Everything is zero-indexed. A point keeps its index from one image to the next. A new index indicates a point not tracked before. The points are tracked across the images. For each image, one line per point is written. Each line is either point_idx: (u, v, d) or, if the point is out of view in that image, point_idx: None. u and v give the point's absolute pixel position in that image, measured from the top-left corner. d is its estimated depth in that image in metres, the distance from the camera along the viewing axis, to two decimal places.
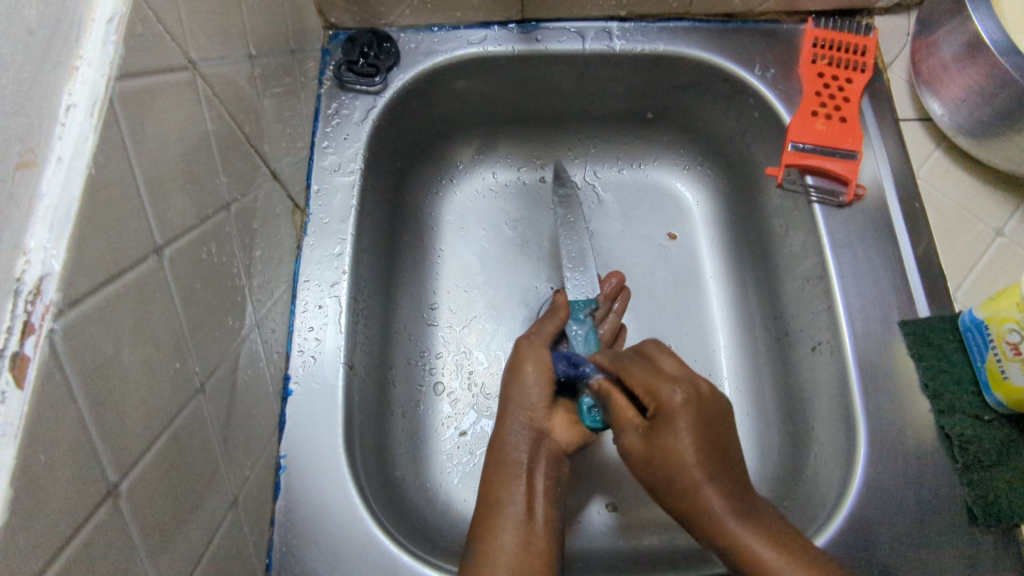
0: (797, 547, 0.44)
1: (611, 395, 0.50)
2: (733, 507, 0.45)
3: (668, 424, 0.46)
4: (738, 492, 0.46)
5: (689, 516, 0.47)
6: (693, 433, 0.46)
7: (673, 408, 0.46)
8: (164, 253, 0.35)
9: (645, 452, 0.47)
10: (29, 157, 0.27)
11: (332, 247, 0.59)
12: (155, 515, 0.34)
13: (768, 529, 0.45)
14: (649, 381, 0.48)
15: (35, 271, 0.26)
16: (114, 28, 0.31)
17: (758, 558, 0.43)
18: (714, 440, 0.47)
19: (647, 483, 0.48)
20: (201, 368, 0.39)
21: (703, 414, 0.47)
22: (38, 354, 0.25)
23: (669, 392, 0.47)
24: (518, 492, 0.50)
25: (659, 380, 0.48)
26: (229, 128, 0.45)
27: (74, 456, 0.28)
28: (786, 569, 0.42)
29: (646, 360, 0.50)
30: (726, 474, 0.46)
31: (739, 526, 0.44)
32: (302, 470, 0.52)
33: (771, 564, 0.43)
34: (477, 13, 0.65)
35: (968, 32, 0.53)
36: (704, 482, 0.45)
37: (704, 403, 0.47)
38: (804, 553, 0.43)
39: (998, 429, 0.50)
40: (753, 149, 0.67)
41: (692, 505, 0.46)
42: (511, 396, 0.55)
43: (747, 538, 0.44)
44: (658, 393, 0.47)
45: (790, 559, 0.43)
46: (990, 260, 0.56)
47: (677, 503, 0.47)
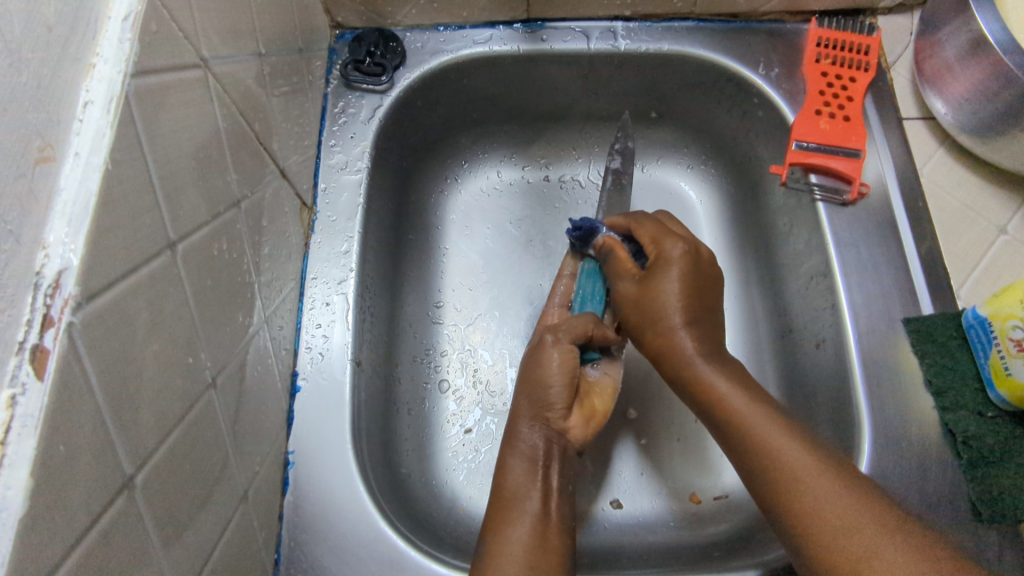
0: (756, 390, 0.49)
1: (616, 249, 0.58)
2: (705, 352, 0.51)
3: (663, 269, 0.53)
4: (713, 350, 0.51)
5: (664, 359, 0.52)
6: (681, 280, 0.52)
7: (671, 257, 0.53)
8: (177, 249, 0.36)
9: (636, 293, 0.54)
10: (48, 153, 0.27)
11: (339, 244, 0.60)
12: (168, 507, 0.34)
13: (732, 370, 0.50)
14: (656, 234, 0.56)
15: (55, 265, 0.26)
16: (130, 26, 0.31)
17: (723, 397, 0.48)
18: (698, 299, 0.52)
19: (633, 322, 0.54)
20: (213, 363, 0.40)
21: (697, 268, 0.53)
22: (58, 346, 0.26)
23: (673, 247, 0.54)
24: (535, 489, 0.50)
25: (663, 234, 0.55)
26: (239, 126, 0.45)
27: (92, 448, 0.28)
28: (748, 411, 0.47)
29: (655, 218, 0.58)
30: (706, 327, 0.52)
31: (707, 366, 0.50)
32: (311, 466, 0.52)
33: (742, 412, 0.47)
34: (483, 12, 0.65)
35: (972, 31, 0.53)
36: (680, 328, 0.51)
37: (700, 262, 0.54)
38: (767, 403, 0.47)
39: (1002, 426, 0.50)
40: (757, 148, 0.67)
41: (659, 346, 0.52)
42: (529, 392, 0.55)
43: (715, 383, 0.49)
44: (660, 245, 0.55)
45: (760, 407, 0.47)
46: (994, 258, 0.56)
47: (652, 339, 0.53)
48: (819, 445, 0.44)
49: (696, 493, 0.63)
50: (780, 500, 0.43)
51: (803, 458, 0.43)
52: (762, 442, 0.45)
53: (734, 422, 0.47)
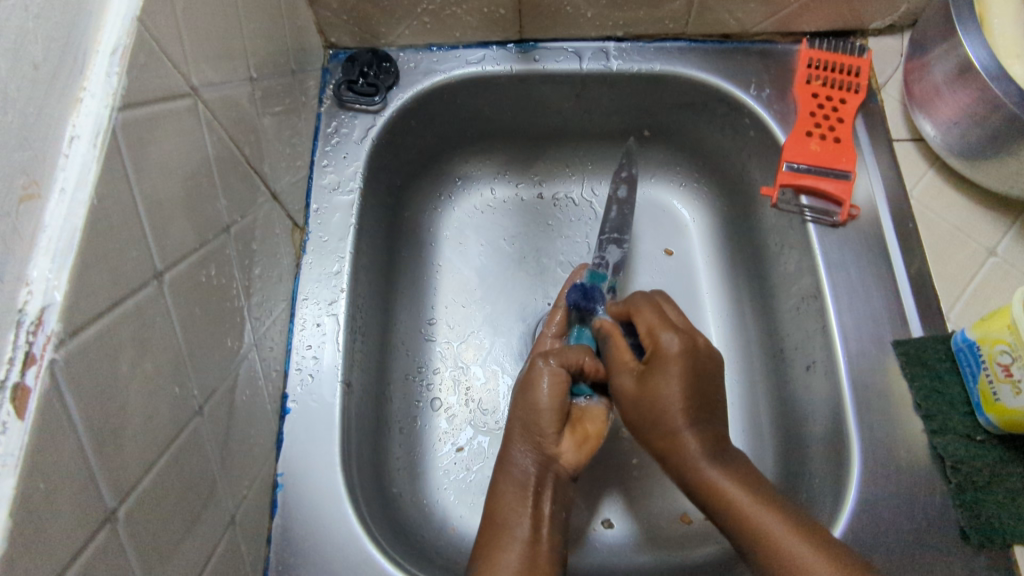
0: (751, 484, 0.49)
1: (613, 337, 0.58)
2: (707, 449, 0.50)
3: (662, 369, 0.52)
4: (714, 445, 0.51)
5: (669, 459, 0.52)
6: (681, 381, 0.52)
7: (669, 356, 0.52)
8: (164, 279, 0.36)
9: (637, 395, 0.53)
10: (33, 190, 0.27)
11: (330, 265, 0.60)
12: (152, 538, 0.34)
13: (735, 471, 0.50)
14: (654, 325, 0.54)
15: (36, 303, 0.26)
16: (117, 60, 0.31)
17: (724, 493, 0.48)
18: (699, 395, 0.52)
19: (632, 416, 0.54)
20: (200, 391, 0.40)
21: (695, 368, 0.52)
22: (39, 384, 0.26)
23: (672, 340, 0.52)
24: (526, 515, 0.50)
25: (662, 326, 0.54)
26: (230, 151, 0.45)
27: (74, 484, 0.28)
28: (755, 510, 0.46)
29: (653, 301, 0.56)
30: (707, 424, 0.52)
31: (715, 471, 0.49)
32: (299, 488, 0.52)
33: (747, 512, 0.47)
34: (475, 33, 0.65)
35: (959, 56, 0.54)
36: (684, 428, 0.51)
37: (699, 356, 0.53)
38: (776, 500, 0.47)
39: (991, 450, 0.50)
40: (749, 168, 0.68)
41: (667, 449, 0.52)
42: (524, 414, 0.55)
43: (710, 473, 0.49)
44: (657, 336, 0.54)
45: (763, 506, 0.47)
46: (983, 280, 0.56)
47: (654, 437, 0.53)
48: (818, 531, 0.45)
49: (687, 514, 0.62)
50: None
51: (803, 549, 0.43)
52: (767, 543, 0.45)
53: (747, 534, 0.46)
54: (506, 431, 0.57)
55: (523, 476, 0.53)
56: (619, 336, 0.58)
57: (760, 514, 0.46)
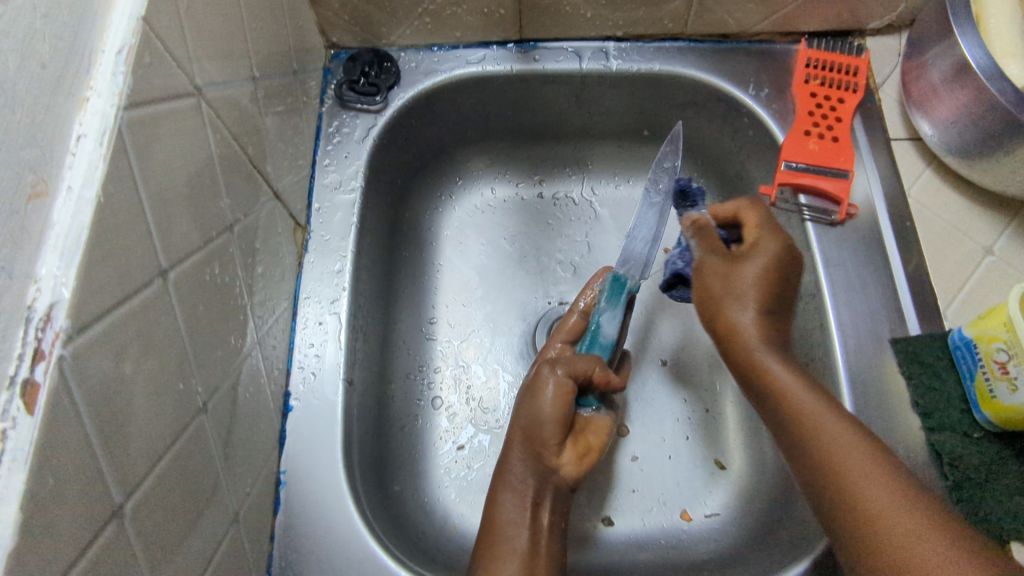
0: (819, 387, 0.49)
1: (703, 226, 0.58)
2: (792, 365, 0.51)
3: (734, 300, 0.54)
4: (791, 361, 0.52)
5: (746, 377, 0.53)
6: (767, 272, 0.54)
7: (759, 248, 0.54)
8: (169, 276, 0.36)
9: (725, 271, 0.55)
10: (41, 188, 0.27)
11: (332, 264, 0.60)
12: (158, 533, 0.35)
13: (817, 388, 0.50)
14: (726, 260, 0.56)
15: (45, 299, 0.27)
16: (123, 59, 0.32)
17: (786, 392, 0.49)
18: (775, 295, 0.54)
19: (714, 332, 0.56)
20: (204, 388, 0.40)
21: (784, 273, 0.54)
22: (48, 380, 0.26)
23: (761, 237, 0.55)
24: (523, 525, 0.51)
25: (762, 225, 0.55)
26: (233, 150, 0.46)
27: (82, 478, 0.28)
28: (810, 402, 0.48)
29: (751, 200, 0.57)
30: (778, 336, 0.53)
31: (783, 372, 0.50)
32: (301, 486, 0.52)
33: (806, 403, 0.48)
34: (476, 33, 0.66)
35: (956, 56, 0.54)
36: (758, 344, 0.52)
37: (782, 261, 0.54)
38: (843, 412, 0.47)
39: (989, 446, 0.51)
40: (748, 167, 0.68)
41: (753, 368, 0.52)
42: (526, 421, 0.55)
43: (775, 369, 0.51)
44: (737, 267, 0.55)
45: (842, 421, 0.46)
46: (980, 279, 0.57)
47: (734, 359, 0.54)
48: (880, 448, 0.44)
49: (687, 511, 0.63)
50: (845, 520, 0.42)
51: (865, 463, 0.43)
52: (839, 466, 0.44)
53: (798, 425, 0.47)
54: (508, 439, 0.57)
55: (524, 488, 0.53)
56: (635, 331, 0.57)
57: (843, 436, 0.45)
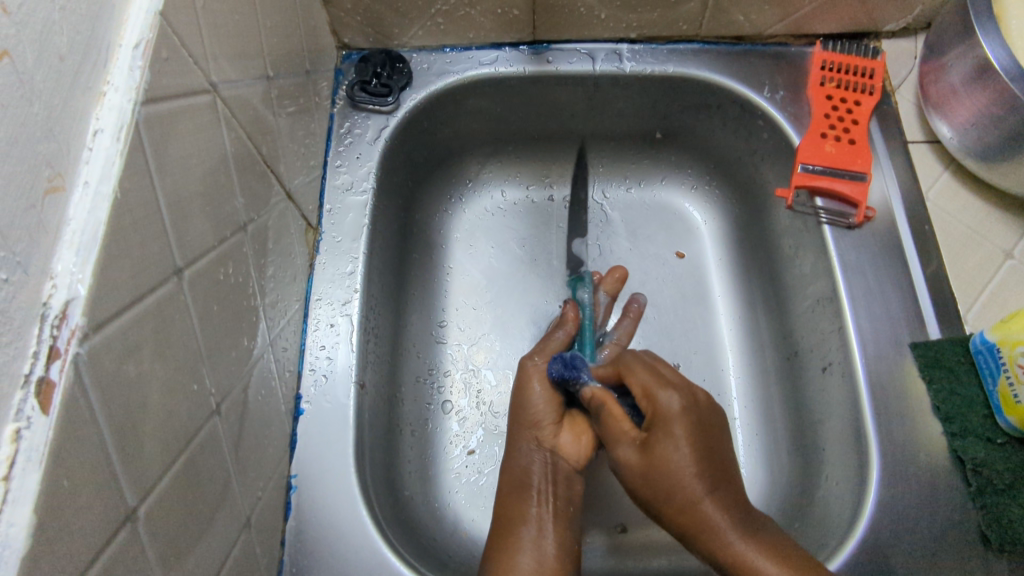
0: (772, 541, 0.45)
1: (606, 403, 0.53)
2: (735, 518, 0.46)
3: (666, 435, 0.48)
4: (738, 506, 0.47)
5: (694, 535, 0.47)
6: (691, 448, 0.47)
7: (670, 415, 0.48)
8: (184, 275, 0.36)
9: (643, 468, 0.49)
10: (57, 182, 0.27)
11: (344, 265, 0.59)
12: (171, 538, 0.34)
13: (766, 539, 0.45)
14: (648, 387, 0.51)
15: (61, 296, 0.26)
16: (140, 54, 0.31)
17: (744, 555, 0.44)
18: (706, 446, 0.48)
19: (644, 497, 0.49)
20: (217, 390, 0.39)
21: (700, 424, 0.49)
22: (64, 378, 0.26)
23: (665, 399, 0.49)
24: (530, 515, 0.51)
25: (657, 386, 0.50)
26: (247, 149, 0.45)
27: (95, 482, 0.27)
28: (771, 565, 0.43)
29: (647, 363, 0.53)
30: (724, 490, 0.47)
31: (744, 544, 0.45)
32: (313, 490, 0.51)
33: (751, 560, 0.44)
34: (489, 34, 0.65)
35: (977, 57, 0.54)
36: (706, 496, 0.46)
37: (702, 410, 0.50)
38: (792, 552, 0.44)
39: (1012, 452, 0.49)
40: (762, 170, 0.67)
41: (692, 524, 0.47)
42: (520, 410, 0.58)
43: (756, 560, 0.44)
44: (655, 400, 0.50)
45: (788, 565, 0.43)
46: (1001, 282, 0.56)
47: (676, 518, 0.48)
48: (811, 565, 0.43)
49: None
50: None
51: None
52: None
53: None
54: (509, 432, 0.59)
55: (528, 476, 0.54)
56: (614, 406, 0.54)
57: (772, 567, 0.43)
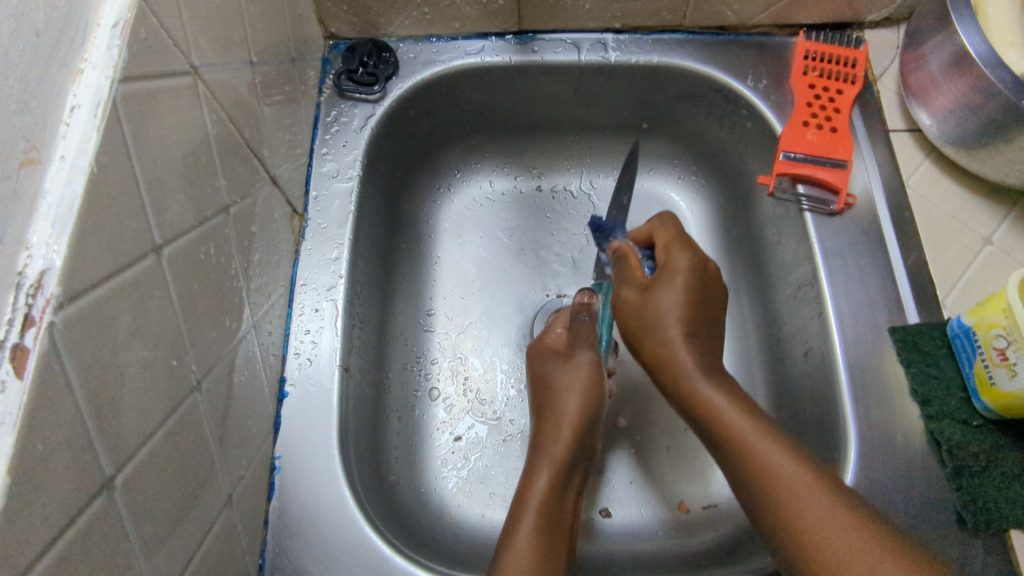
0: (791, 442, 0.48)
1: (627, 253, 0.62)
2: (757, 425, 0.49)
3: (667, 279, 0.56)
4: (750, 407, 0.51)
5: (665, 373, 0.55)
6: (683, 291, 0.55)
7: (678, 268, 0.56)
8: (163, 252, 0.36)
9: (637, 302, 0.57)
10: (33, 155, 0.27)
11: (329, 252, 0.60)
12: (150, 510, 0.34)
13: (765, 422, 0.50)
14: (670, 241, 0.58)
15: (36, 266, 0.27)
16: (119, 33, 0.32)
17: (739, 436, 0.49)
18: (703, 306, 0.55)
19: (632, 328, 0.57)
20: (198, 368, 0.40)
21: (703, 279, 0.55)
22: (38, 346, 0.26)
23: (680, 257, 0.56)
24: (564, 518, 0.52)
25: (677, 244, 0.57)
26: (230, 133, 0.46)
27: (71, 449, 0.28)
28: (769, 446, 0.48)
29: (675, 221, 0.60)
30: (721, 378, 0.54)
31: (743, 419, 0.50)
32: (297, 471, 0.52)
33: (753, 442, 0.48)
34: (474, 24, 0.66)
35: (955, 45, 0.54)
36: (703, 381, 0.53)
37: (707, 272, 0.56)
38: (817, 466, 0.46)
39: (986, 434, 0.50)
40: (746, 158, 0.68)
41: (655, 356, 0.56)
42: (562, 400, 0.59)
43: (736, 424, 0.50)
44: (670, 255, 0.57)
45: (773, 442, 0.48)
46: (979, 268, 0.56)
47: (653, 359, 0.56)
48: (867, 512, 0.43)
49: (684, 502, 0.63)
50: (788, 537, 0.44)
51: (846, 520, 0.42)
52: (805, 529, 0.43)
53: (760, 477, 0.47)
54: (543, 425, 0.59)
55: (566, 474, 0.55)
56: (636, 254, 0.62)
57: (799, 478, 0.45)
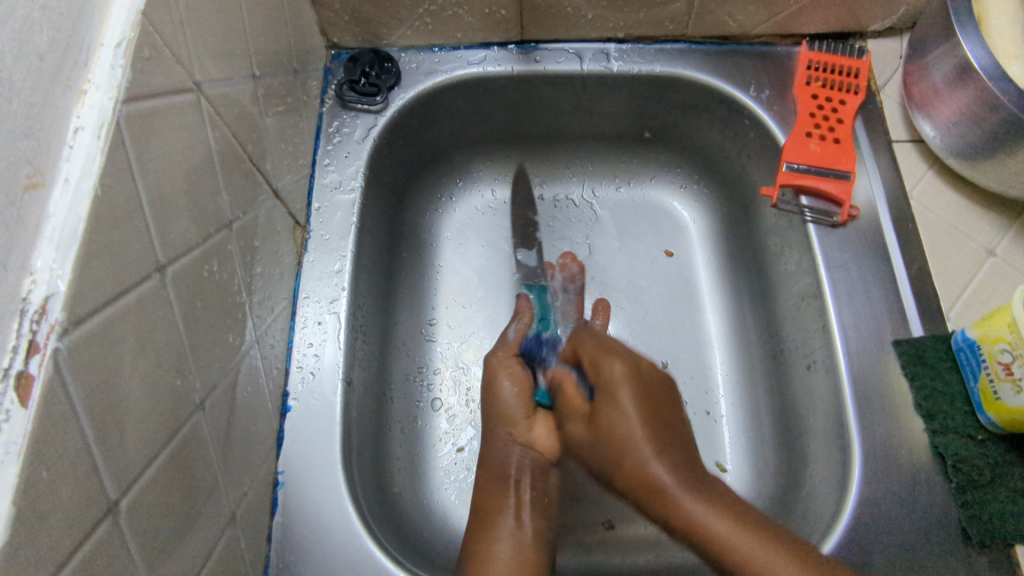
0: (756, 523, 0.44)
1: (564, 384, 0.55)
2: (684, 480, 0.46)
3: (608, 400, 0.50)
4: (694, 479, 0.47)
5: (646, 496, 0.47)
6: (634, 403, 0.49)
7: (613, 380, 0.50)
8: (166, 272, 0.36)
9: (591, 433, 0.50)
10: (37, 179, 0.27)
11: (331, 263, 0.60)
12: (153, 532, 0.34)
13: (717, 500, 0.45)
14: (596, 354, 0.53)
15: (41, 291, 0.26)
16: (122, 53, 0.31)
17: (715, 535, 0.43)
18: (651, 409, 0.49)
19: (601, 467, 0.50)
20: (201, 386, 0.40)
21: (641, 383, 0.50)
22: (42, 373, 0.26)
23: (612, 368, 0.51)
24: (507, 505, 0.53)
25: (602, 354, 0.52)
26: (233, 148, 0.45)
27: (76, 475, 0.28)
28: (745, 545, 0.42)
29: (596, 335, 0.55)
30: (674, 449, 0.48)
31: (695, 503, 0.45)
32: (300, 486, 0.52)
33: (731, 539, 0.43)
34: (477, 34, 0.66)
35: (958, 57, 0.54)
36: (652, 458, 0.47)
37: (644, 376, 0.51)
38: (775, 534, 0.43)
39: (992, 448, 0.50)
40: (749, 169, 0.68)
41: (639, 485, 0.47)
42: (490, 407, 0.59)
43: (703, 515, 0.44)
44: (601, 367, 0.52)
45: (738, 525, 0.43)
46: (983, 280, 0.56)
47: (629, 483, 0.48)
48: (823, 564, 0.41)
49: None
50: None
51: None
52: None
53: (724, 555, 0.43)
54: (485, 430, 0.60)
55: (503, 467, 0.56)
56: (569, 381, 0.56)
57: (764, 552, 0.42)
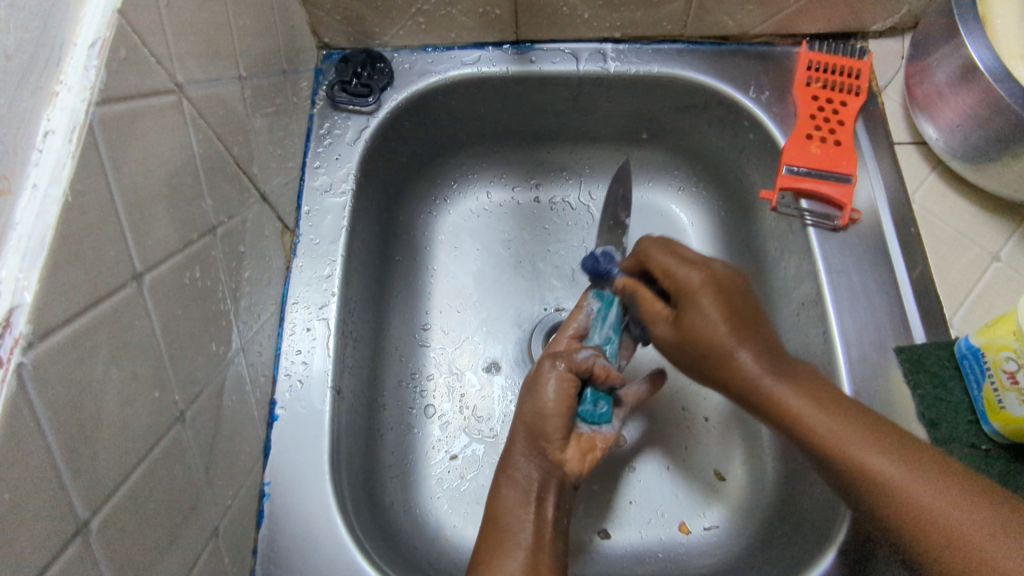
0: (832, 400, 0.46)
1: (636, 290, 0.56)
2: (766, 367, 0.48)
3: (691, 303, 0.51)
4: (776, 362, 0.49)
5: (730, 385, 0.50)
6: (712, 305, 0.50)
7: (693, 288, 0.51)
8: (144, 280, 0.35)
9: (677, 338, 0.52)
10: (2, 186, 0.26)
11: (321, 269, 0.59)
12: (129, 550, 0.33)
13: (805, 382, 0.47)
14: (668, 268, 0.54)
15: (4, 304, 0.25)
16: (96, 52, 0.30)
17: (797, 412, 0.46)
18: (737, 315, 0.50)
19: (684, 363, 0.53)
20: (182, 397, 0.38)
21: (721, 291, 0.51)
22: (4, 390, 0.25)
23: (684, 274, 0.52)
24: (527, 523, 0.49)
25: (678, 264, 0.53)
26: (218, 151, 0.44)
27: (41, 496, 0.27)
28: (824, 423, 0.44)
29: (662, 243, 0.56)
30: (758, 338, 0.50)
31: (781, 387, 0.47)
32: (287, 498, 0.50)
33: (806, 415, 0.45)
34: (471, 34, 0.64)
35: (962, 57, 0.53)
36: (737, 347, 0.49)
37: (722, 282, 0.52)
38: (839, 403, 0.46)
39: (995, 458, 0.49)
40: (749, 171, 0.67)
41: (725, 373, 0.50)
42: (530, 413, 0.53)
43: (783, 394, 0.47)
44: (676, 278, 0.53)
45: (818, 407, 0.45)
46: (986, 286, 0.55)
47: (715, 370, 0.50)
48: (884, 430, 0.44)
49: (686, 523, 0.62)
50: (865, 485, 0.42)
51: (888, 464, 0.41)
52: (889, 484, 0.41)
53: (797, 425, 0.46)
54: (510, 435, 0.55)
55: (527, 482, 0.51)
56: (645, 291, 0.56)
57: (837, 429, 0.44)
